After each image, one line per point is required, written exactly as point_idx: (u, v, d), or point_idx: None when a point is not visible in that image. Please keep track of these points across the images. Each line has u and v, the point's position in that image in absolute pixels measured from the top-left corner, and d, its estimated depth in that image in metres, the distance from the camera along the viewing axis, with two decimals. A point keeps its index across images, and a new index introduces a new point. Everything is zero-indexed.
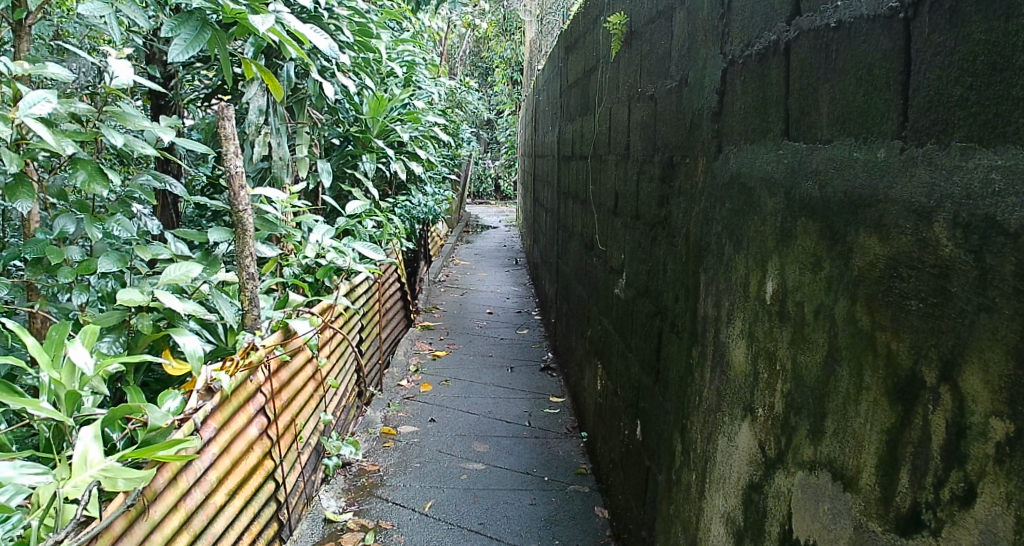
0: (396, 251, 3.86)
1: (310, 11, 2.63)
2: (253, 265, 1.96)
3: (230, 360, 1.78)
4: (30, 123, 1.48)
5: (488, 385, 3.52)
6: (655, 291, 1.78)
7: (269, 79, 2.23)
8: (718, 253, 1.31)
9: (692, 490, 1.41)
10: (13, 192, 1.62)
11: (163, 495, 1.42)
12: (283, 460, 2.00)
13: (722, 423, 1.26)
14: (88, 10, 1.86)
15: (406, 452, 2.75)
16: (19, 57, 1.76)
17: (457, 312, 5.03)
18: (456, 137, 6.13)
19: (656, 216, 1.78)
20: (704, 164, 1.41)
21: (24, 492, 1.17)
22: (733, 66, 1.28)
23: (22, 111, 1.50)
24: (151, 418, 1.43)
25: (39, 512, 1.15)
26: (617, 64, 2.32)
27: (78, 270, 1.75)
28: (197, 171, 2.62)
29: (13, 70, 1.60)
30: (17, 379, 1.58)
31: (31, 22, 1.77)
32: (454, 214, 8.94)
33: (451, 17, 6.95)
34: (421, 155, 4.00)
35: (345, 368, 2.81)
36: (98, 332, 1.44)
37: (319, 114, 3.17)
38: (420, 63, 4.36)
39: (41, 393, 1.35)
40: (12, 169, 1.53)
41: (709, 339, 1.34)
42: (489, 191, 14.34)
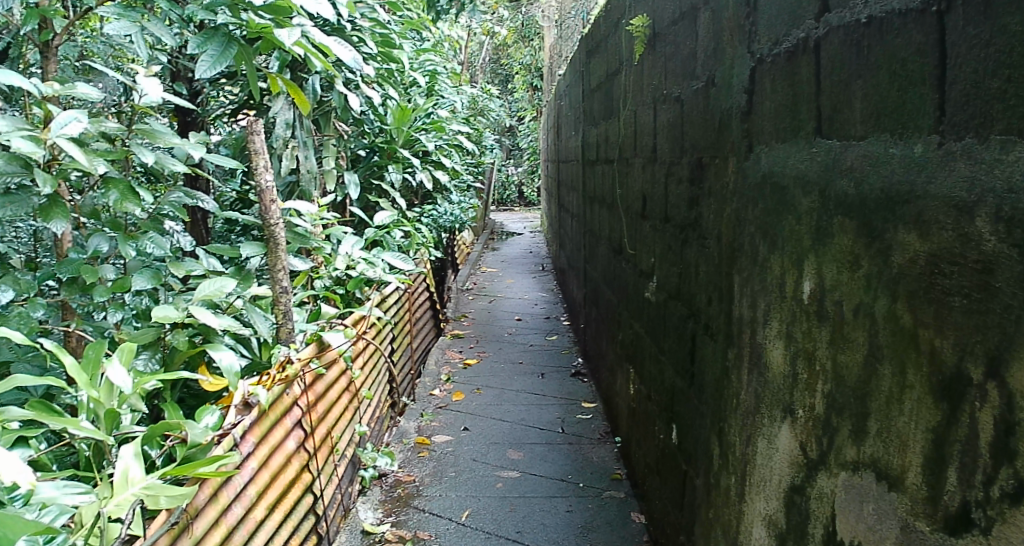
0: (425, 260, 3.91)
1: (333, 24, 2.69)
2: (285, 279, 2.00)
3: (267, 375, 1.82)
4: (63, 143, 1.52)
5: (519, 393, 3.53)
6: (687, 293, 1.77)
7: (295, 93, 2.25)
8: (752, 254, 1.30)
9: (732, 493, 1.39)
10: (48, 213, 1.66)
11: (204, 510, 1.44)
12: (320, 473, 2.02)
13: (762, 426, 1.24)
14: (114, 29, 1.92)
15: (441, 462, 2.76)
16: (48, 77, 1.81)
17: (486, 319, 5.05)
18: (479, 145, 6.18)
19: (686, 218, 1.78)
20: (735, 164, 1.40)
21: (68, 512, 1.17)
22: (762, 64, 1.27)
23: (54, 132, 1.55)
24: (191, 434, 1.45)
25: (84, 531, 1.15)
26: (640, 67, 2.33)
27: (114, 288, 1.80)
28: (226, 187, 2.70)
29: (43, 91, 1.63)
30: (55, 399, 1.62)
31: (58, 43, 1.82)
32: (479, 223, 9.02)
33: (471, 26, 7.03)
34: (446, 164, 4.06)
35: (378, 379, 2.84)
36: (134, 351, 1.47)
37: (345, 126, 3.23)
38: (442, 73, 4.42)
39: (81, 412, 1.38)
40: (46, 191, 1.56)
41: (745, 340, 1.33)
42: (512, 198, 14.35)
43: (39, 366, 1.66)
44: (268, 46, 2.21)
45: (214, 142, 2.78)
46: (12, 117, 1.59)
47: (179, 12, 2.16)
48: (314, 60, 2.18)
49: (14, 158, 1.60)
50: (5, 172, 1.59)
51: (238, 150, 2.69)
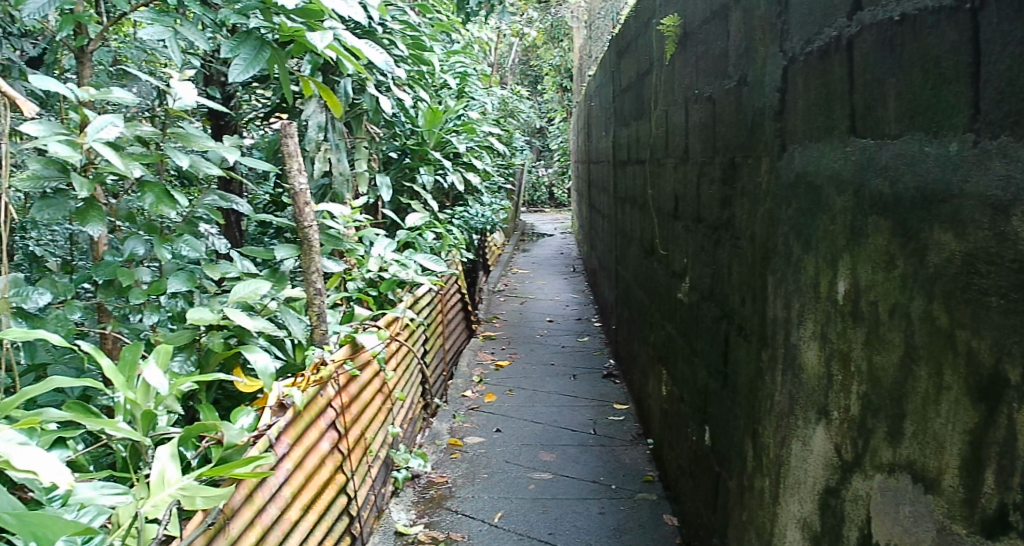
0: (457, 262, 3.94)
1: (364, 27, 2.73)
2: (319, 281, 2.03)
3: (301, 377, 1.85)
4: (98, 147, 1.57)
5: (551, 394, 3.54)
6: (720, 294, 1.76)
7: (327, 95, 2.28)
8: (786, 254, 1.29)
9: (766, 495, 1.38)
10: (85, 216, 1.72)
11: (240, 511, 1.46)
12: (353, 474, 2.05)
13: (796, 428, 1.23)
14: (149, 35, 1.97)
15: (474, 463, 2.78)
16: (84, 82, 1.87)
17: (518, 320, 5.07)
18: (510, 146, 6.21)
19: (718, 218, 1.77)
20: (768, 164, 1.39)
21: (106, 512, 1.20)
22: (794, 63, 1.26)
23: (89, 136, 1.60)
24: (227, 435, 1.49)
25: (122, 532, 1.18)
26: (672, 67, 2.32)
27: (150, 290, 1.83)
28: (260, 190, 2.75)
29: (79, 95, 1.69)
30: (93, 400, 1.67)
31: (93, 48, 1.87)
32: (510, 224, 9.05)
33: (500, 27, 7.07)
34: (477, 165, 4.10)
35: (411, 381, 2.87)
36: (169, 352, 1.51)
37: (377, 128, 3.28)
38: (472, 75, 4.45)
39: (118, 413, 1.42)
40: (83, 195, 1.62)
41: (779, 341, 1.32)
42: (543, 199, 14.34)
43: (76, 368, 1.70)
44: (301, 49, 2.25)
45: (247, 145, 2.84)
46: (50, 123, 1.65)
47: (213, 17, 2.20)
48: (346, 62, 2.21)
49: (51, 163, 1.66)
50: (43, 176, 1.66)
51: (272, 154, 2.74)
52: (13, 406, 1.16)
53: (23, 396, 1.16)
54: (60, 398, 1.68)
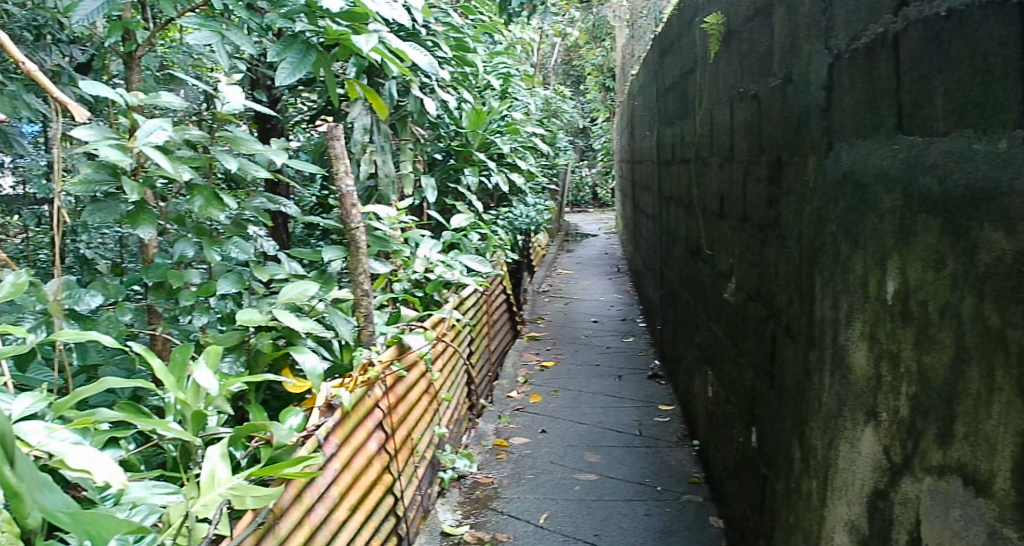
0: (502, 263, 3.97)
1: (408, 30, 2.78)
2: (366, 282, 2.08)
3: (349, 377, 1.90)
4: (148, 150, 1.64)
5: (596, 395, 3.53)
6: (767, 294, 1.74)
7: (372, 97, 2.33)
8: (833, 254, 1.27)
9: (813, 498, 1.36)
10: (136, 219, 1.78)
11: (289, 510, 1.49)
12: (400, 475, 2.09)
13: (844, 430, 1.21)
14: (197, 40, 2.04)
15: (519, 464, 2.80)
16: (132, 87, 1.96)
17: (562, 321, 5.07)
18: (553, 146, 6.22)
19: (765, 218, 1.75)
20: (815, 162, 1.38)
21: (156, 512, 1.23)
22: (840, 60, 1.24)
23: (140, 140, 1.68)
24: (277, 436, 1.52)
25: (172, 531, 1.19)
26: (715, 65, 2.30)
27: (199, 292, 1.90)
28: (308, 193, 2.83)
29: (129, 101, 1.76)
30: (144, 399, 1.74)
31: (140, 53, 1.96)
32: (554, 225, 9.07)
33: (543, 28, 7.11)
34: (521, 166, 4.12)
35: (457, 381, 2.90)
36: (217, 353, 1.56)
37: (422, 130, 3.33)
38: (515, 76, 4.48)
39: (170, 413, 1.48)
40: (134, 198, 1.68)
41: (827, 342, 1.31)
42: (587, 200, 14.31)
43: (126, 369, 1.77)
44: (346, 52, 2.30)
45: (295, 148, 2.92)
46: (100, 127, 1.71)
47: (259, 21, 2.26)
48: (390, 65, 2.25)
49: (102, 167, 1.72)
50: (95, 181, 1.71)
51: (319, 157, 2.81)
52: (65, 406, 1.20)
53: (76, 396, 1.21)
54: (111, 399, 1.74)
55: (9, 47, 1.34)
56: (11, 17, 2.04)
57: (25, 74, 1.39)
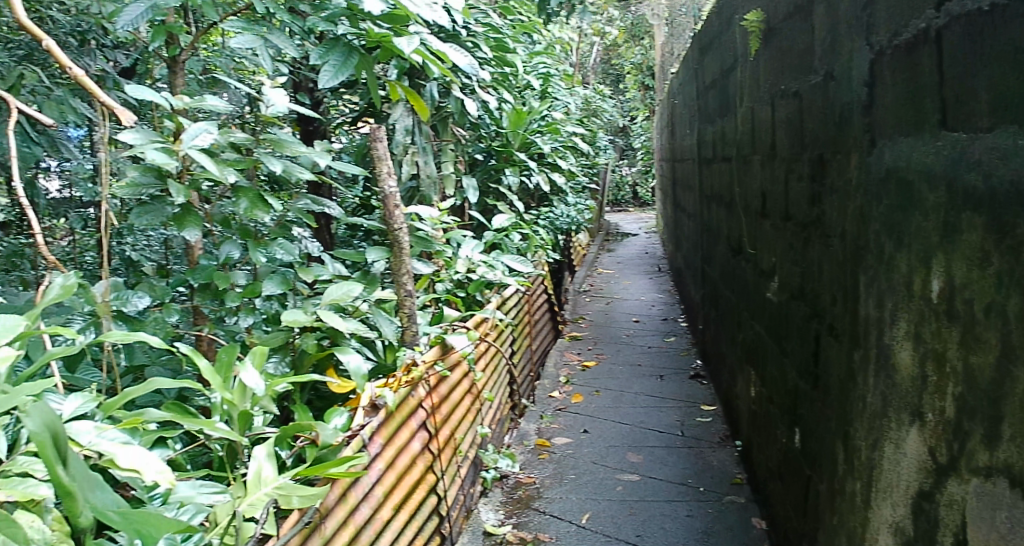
0: (543, 262, 3.99)
1: (448, 31, 2.81)
2: (409, 282, 2.12)
3: (393, 378, 1.94)
4: (192, 154, 1.70)
5: (638, 395, 3.52)
6: (810, 292, 1.72)
7: (414, 98, 2.37)
8: (877, 252, 1.26)
9: (857, 499, 1.35)
10: (183, 221, 1.84)
11: (335, 510, 1.53)
12: (443, 474, 2.13)
13: (889, 430, 1.19)
14: (239, 44, 2.09)
15: (561, 464, 2.81)
16: (177, 90, 2.04)
17: (604, 321, 5.06)
18: (593, 146, 6.21)
19: (808, 216, 1.73)
20: (858, 159, 1.36)
21: (203, 512, 1.28)
22: (882, 56, 1.23)
23: (185, 143, 1.74)
24: (323, 435, 1.54)
25: (219, 530, 1.23)
26: (756, 62, 2.28)
27: (245, 293, 1.96)
28: (352, 194, 2.89)
29: (174, 104, 1.82)
30: (190, 399, 1.80)
31: (183, 57, 2.03)
32: (595, 225, 9.05)
33: (582, 28, 7.11)
34: (562, 166, 4.14)
35: (499, 381, 2.93)
36: (262, 354, 1.61)
37: (463, 131, 3.38)
38: (555, 75, 4.50)
39: (217, 413, 1.52)
40: (180, 200, 1.75)
41: (872, 342, 1.29)
42: (627, 199, 14.22)
43: (171, 370, 1.83)
44: (387, 54, 2.34)
45: (338, 150, 2.99)
46: (145, 131, 1.79)
47: (302, 24, 2.29)
48: (432, 66, 2.29)
49: (148, 171, 1.79)
50: (141, 184, 1.79)
51: (361, 158, 2.87)
52: (114, 406, 1.24)
53: (125, 397, 1.24)
54: (158, 399, 1.82)
55: (56, 53, 1.41)
56: (58, 23, 2.18)
57: (73, 80, 1.45)
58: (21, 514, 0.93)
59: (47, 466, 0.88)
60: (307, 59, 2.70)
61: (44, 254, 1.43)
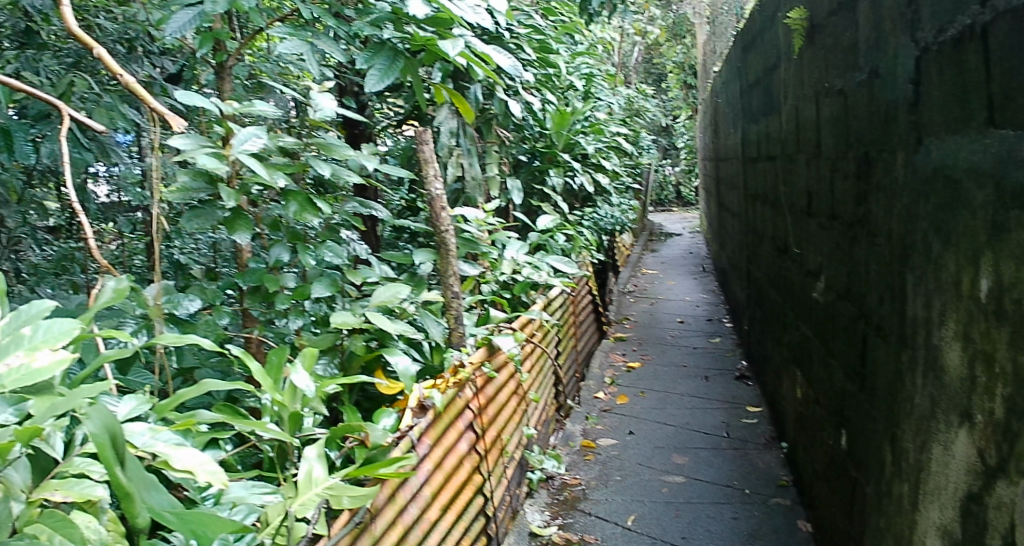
0: (588, 264, 4.00)
1: (491, 33, 2.85)
2: (455, 284, 2.16)
3: (441, 379, 1.98)
4: (243, 159, 1.75)
5: (683, 397, 3.50)
6: (857, 293, 1.69)
7: (458, 100, 2.40)
8: (925, 252, 1.24)
9: (905, 502, 1.33)
10: (234, 225, 1.91)
11: (383, 510, 1.56)
12: (489, 475, 2.16)
13: (937, 432, 1.18)
14: (286, 50, 2.13)
15: (606, 466, 2.82)
16: (224, 95, 2.12)
17: (649, 321, 5.03)
18: (637, 145, 6.19)
19: (854, 215, 1.71)
20: (904, 158, 1.34)
21: (255, 511, 1.31)
22: (927, 53, 1.22)
23: (235, 149, 1.82)
24: (373, 437, 1.60)
25: (271, 530, 1.26)
26: (800, 59, 2.25)
27: (295, 295, 2.03)
28: (398, 197, 2.95)
29: (224, 110, 1.89)
30: (240, 400, 1.87)
31: (230, 63, 2.12)
32: (638, 225, 8.99)
33: (623, 27, 7.09)
34: (605, 165, 4.17)
35: (545, 382, 2.95)
36: (312, 356, 1.66)
37: (506, 133, 3.41)
38: (597, 75, 4.50)
39: (268, 414, 1.58)
40: (231, 204, 1.81)
41: (919, 343, 1.27)
42: (670, 199, 14.08)
43: (219, 372, 1.90)
44: (431, 57, 2.38)
45: (385, 153, 3.05)
46: (195, 137, 1.87)
47: (347, 29, 2.34)
48: (476, 68, 2.32)
49: (198, 176, 1.87)
50: (191, 189, 1.86)
51: (407, 160, 2.94)
52: (167, 407, 1.30)
53: (178, 398, 1.30)
54: (207, 401, 1.89)
55: (108, 61, 1.48)
56: (104, 32, 2.30)
57: (125, 87, 1.52)
58: (78, 514, 0.97)
59: (106, 465, 0.94)
60: (352, 63, 2.77)
61: (96, 257, 1.48)
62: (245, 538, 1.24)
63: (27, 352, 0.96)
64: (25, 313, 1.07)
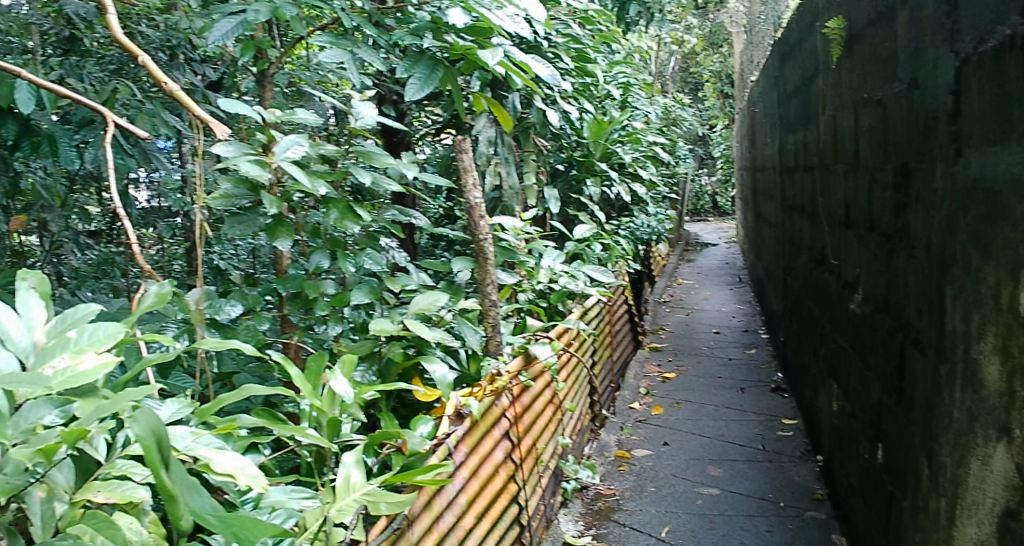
0: (624, 273, 4.01)
1: (530, 42, 2.89)
2: (493, 292, 2.19)
3: (478, 387, 2.01)
4: (284, 165, 1.79)
5: (718, 408, 3.47)
6: (895, 305, 1.67)
7: (497, 109, 2.44)
8: (964, 264, 1.23)
9: (941, 517, 1.31)
10: (275, 232, 1.96)
11: (420, 517, 1.59)
12: (524, 484, 2.18)
13: (975, 446, 1.16)
14: (329, 58, 2.18)
15: (641, 477, 2.81)
16: (265, 103, 2.18)
17: (685, 332, 5.00)
18: (673, 154, 6.17)
19: (892, 226, 1.69)
20: (943, 169, 1.33)
21: (295, 516, 1.33)
22: (967, 64, 1.21)
23: (276, 156, 1.88)
24: (410, 444, 1.63)
25: (309, 535, 1.29)
26: (838, 69, 2.24)
27: (334, 302, 2.08)
28: (437, 205, 3.00)
29: (266, 117, 1.95)
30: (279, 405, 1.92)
31: (271, 71, 2.19)
32: (674, 235, 8.93)
33: (660, 36, 7.08)
34: (643, 175, 4.22)
35: (580, 391, 2.96)
36: (351, 363, 1.70)
37: (544, 142, 3.45)
38: (634, 85, 4.50)
39: (307, 420, 1.62)
40: (273, 210, 1.87)
41: (958, 356, 1.26)
42: (706, 209, 13.96)
43: (257, 377, 1.94)
44: (470, 66, 2.42)
45: (424, 162, 3.10)
46: (238, 144, 1.92)
47: (387, 38, 2.39)
48: (515, 77, 2.34)
49: (241, 183, 1.93)
50: (234, 195, 1.92)
51: (446, 169, 2.99)
52: (209, 412, 1.34)
53: (220, 402, 1.35)
54: (247, 405, 1.94)
55: (153, 69, 1.54)
56: (147, 39, 2.38)
57: (169, 94, 1.57)
58: (121, 516, 0.97)
59: (151, 467, 0.96)
60: (391, 72, 2.83)
61: (139, 262, 1.53)
62: (285, 541, 1.25)
63: (72, 356, 1.02)
64: (70, 317, 1.12)
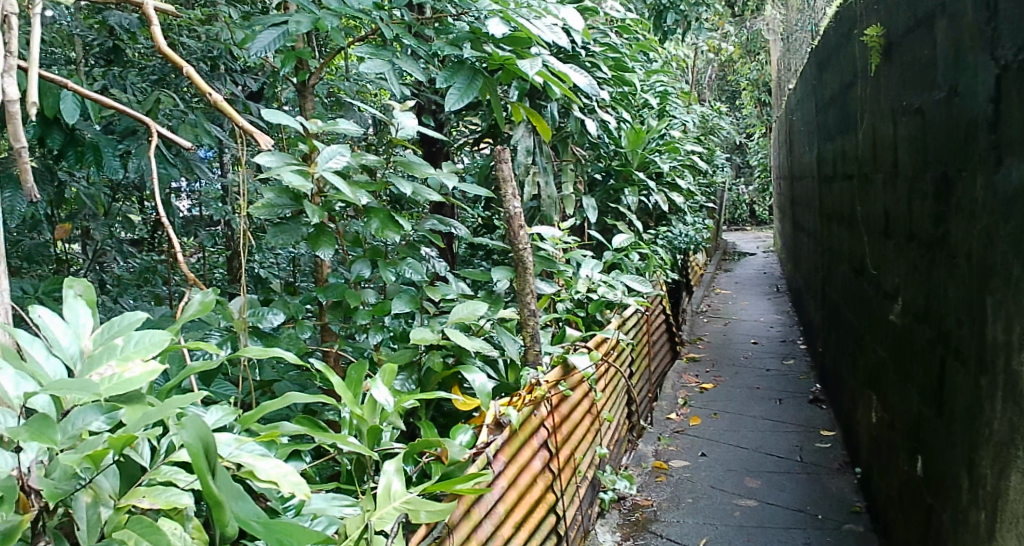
0: (662, 282, 3.99)
1: (568, 52, 2.91)
2: (531, 302, 2.21)
3: (517, 396, 2.03)
4: (327, 175, 1.84)
5: (757, 419, 3.43)
6: (935, 315, 1.65)
7: (535, 118, 2.46)
8: (1005, 275, 1.21)
9: (982, 531, 1.29)
10: (318, 240, 2.01)
11: (459, 526, 1.62)
12: (562, 494, 2.19)
13: (1018, 459, 1.15)
14: (370, 69, 2.23)
15: (678, 488, 2.79)
16: (306, 114, 2.25)
17: (724, 342, 4.95)
18: (711, 163, 6.12)
19: (932, 236, 1.67)
20: (984, 179, 1.31)
21: (336, 523, 1.38)
22: (1008, 72, 1.20)
23: (319, 166, 1.92)
24: (450, 453, 1.66)
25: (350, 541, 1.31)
26: (877, 77, 2.21)
27: (374, 311, 2.12)
28: (477, 215, 3.04)
29: (308, 128, 2.00)
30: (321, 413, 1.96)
31: (312, 82, 2.26)
32: (712, 244, 8.84)
33: (698, 44, 7.03)
34: (681, 185, 4.22)
35: (618, 401, 2.96)
36: (391, 373, 1.74)
37: (581, 151, 3.46)
38: (672, 93, 4.49)
39: (348, 427, 1.65)
40: (315, 220, 1.92)
41: (999, 367, 1.24)
42: (744, 218, 13.79)
43: (297, 385, 1.99)
44: (509, 76, 2.45)
45: (463, 172, 3.15)
46: (281, 154, 1.97)
47: (427, 49, 2.43)
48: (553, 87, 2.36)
49: (283, 193, 1.99)
50: (276, 204, 1.98)
51: (485, 179, 3.03)
52: (252, 419, 1.38)
53: (262, 410, 1.39)
54: (287, 413, 1.99)
55: (197, 80, 1.59)
56: (190, 50, 2.45)
57: (213, 106, 1.62)
58: (166, 521, 1.00)
59: (199, 474, 0.99)
60: (430, 83, 2.88)
61: (183, 270, 1.58)
62: None
63: (120, 362, 1.05)
64: (116, 325, 1.15)
